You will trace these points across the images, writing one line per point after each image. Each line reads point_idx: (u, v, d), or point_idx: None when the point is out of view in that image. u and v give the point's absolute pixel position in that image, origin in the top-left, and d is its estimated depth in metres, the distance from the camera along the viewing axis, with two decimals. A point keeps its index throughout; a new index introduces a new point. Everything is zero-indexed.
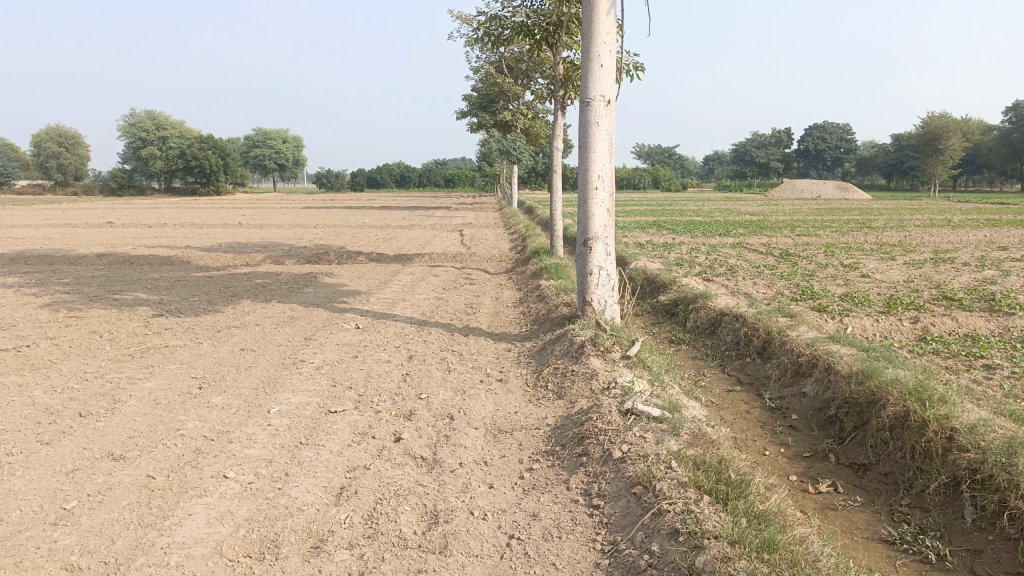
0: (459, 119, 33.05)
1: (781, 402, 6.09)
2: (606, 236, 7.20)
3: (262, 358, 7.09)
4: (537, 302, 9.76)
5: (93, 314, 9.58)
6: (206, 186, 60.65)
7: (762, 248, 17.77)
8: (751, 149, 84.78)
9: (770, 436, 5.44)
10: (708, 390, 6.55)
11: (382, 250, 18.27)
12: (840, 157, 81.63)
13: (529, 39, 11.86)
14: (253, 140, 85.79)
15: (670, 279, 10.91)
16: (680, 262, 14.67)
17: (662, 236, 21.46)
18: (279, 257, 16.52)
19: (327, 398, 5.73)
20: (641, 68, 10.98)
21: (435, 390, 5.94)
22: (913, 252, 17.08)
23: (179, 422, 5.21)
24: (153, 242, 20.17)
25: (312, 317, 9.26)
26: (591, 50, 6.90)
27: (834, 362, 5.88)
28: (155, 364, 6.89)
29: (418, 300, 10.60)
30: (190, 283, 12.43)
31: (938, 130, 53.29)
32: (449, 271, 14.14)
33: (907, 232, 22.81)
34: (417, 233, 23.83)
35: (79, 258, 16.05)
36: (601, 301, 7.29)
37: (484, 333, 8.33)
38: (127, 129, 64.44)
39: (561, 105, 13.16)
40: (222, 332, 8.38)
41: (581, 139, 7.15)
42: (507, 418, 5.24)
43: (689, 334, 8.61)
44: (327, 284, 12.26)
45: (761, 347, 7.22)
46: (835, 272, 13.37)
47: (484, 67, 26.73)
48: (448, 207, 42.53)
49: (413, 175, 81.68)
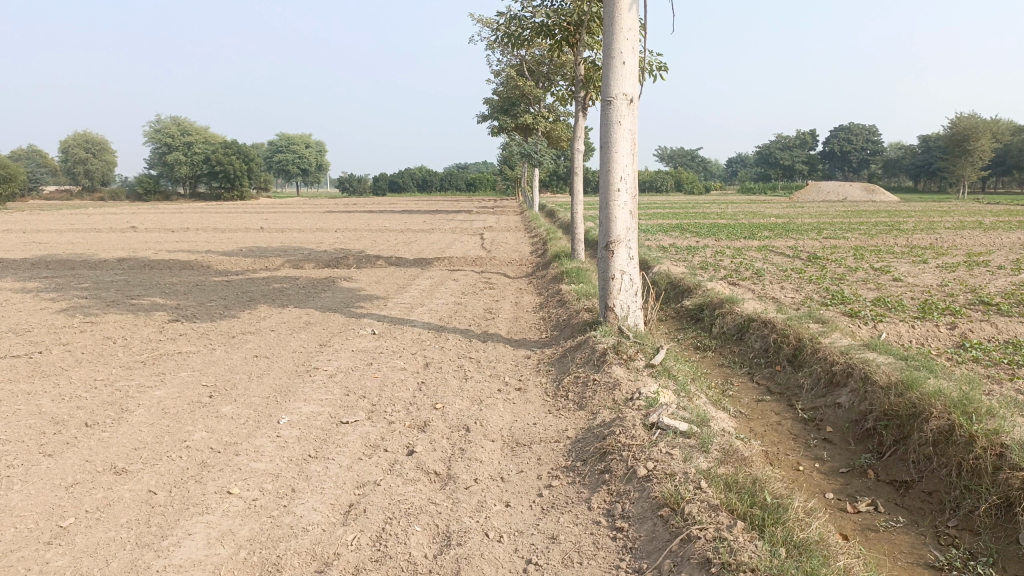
0: (481, 122, 32.89)
1: (814, 413, 5.80)
2: (629, 239, 6.94)
3: (276, 365, 6.91)
4: (557, 307, 9.52)
5: (109, 319, 9.49)
6: (230, 191, 61.08)
7: (789, 251, 17.38)
8: (775, 151, 83.89)
9: (804, 450, 5.16)
10: (736, 400, 6.27)
11: (402, 254, 18.13)
12: (866, 158, 80.50)
13: (550, 39, 11.63)
14: (277, 145, 86.46)
15: (694, 283, 10.62)
16: (704, 266, 14.36)
17: (686, 239, 21.13)
18: (299, 261, 16.42)
19: (339, 408, 5.53)
20: (665, 68, 10.71)
21: (451, 399, 5.72)
22: (945, 255, 16.61)
23: (185, 434, 5.03)
24: (174, 247, 20.19)
25: (328, 322, 9.09)
26: (613, 46, 6.66)
27: (870, 371, 5.58)
28: (166, 371, 6.73)
29: (436, 305, 10.39)
30: (207, 288, 12.32)
31: (967, 130, 52.27)
32: (469, 275, 13.92)
33: (937, 235, 22.28)
34: (438, 237, 23.68)
35: (99, 263, 16.05)
36: (624, 307, 7.02)
37: (503, 339, 8.10)
38: (152, 135, 65.06)
39: (582, 106, 12.91)
40: (236, 338, 8.22)
41: (603, 139, 6.91)
42: (526, 429, 5.00)
43: (715, 341, 8.33)
44: (345, 289, 12.10)
45: (791, 354, 6.92)
46: (865, 276, 12.97)
47: (505, 70, 26.58)
48: (469, 211, 42.38)
49: (434, 179, 81.79)
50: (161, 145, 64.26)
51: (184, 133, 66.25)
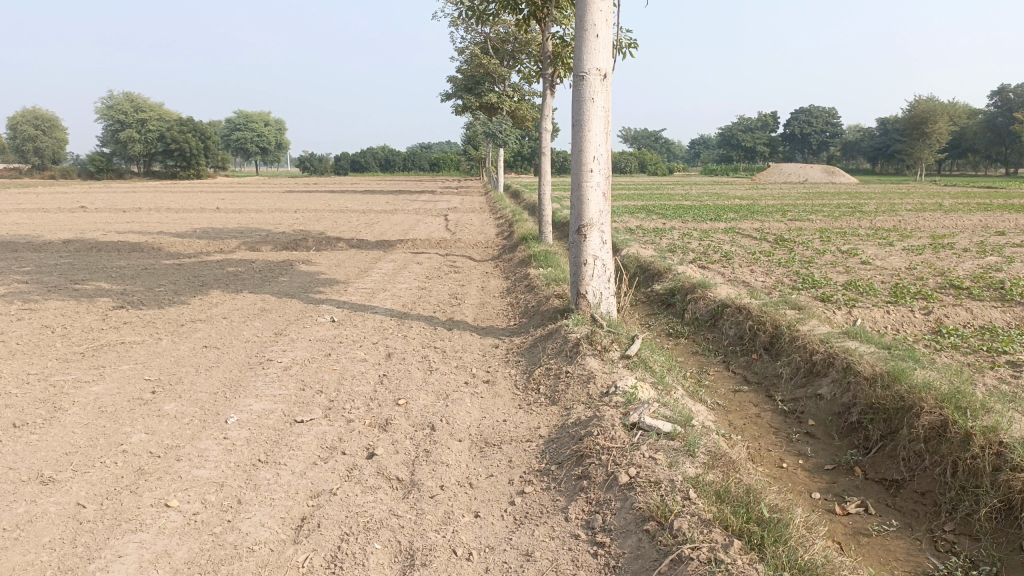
0: (444, 101, 32.25)
1: (795, 405, 5.57)
2: (602, 223, 6.61)
3: (226, 357, 6.46)
4: (526, 292, 9.18)
5: (49, 306, 8.89)
6: (187, 170, 59.37)
7: (757, 234, 17.27)
8: (737, 133, 84.41)
9: (787, 445, 4.91)
10: (713, 391, 6.02)
11: (363, 236, 17.60)
12: (826, 141, 81.29)
13: (517, 14, 11.18)
14: (235, 123, 84.45)
15: (665, 266, 10.37)
16: (673, 249, 14.14)
17: (653, 221, 20.94)
18: (256, 243, 15.82)
19: (293, 405, 5.12)
20: (635, 46, 10.34)
21: (415, 394, 5.35)
22: (910, 237, 16.62)
23: (122, 436, 4.59)
24: (125, 228, 19.38)
25: (285, 309, 8.62)
26: (586, 18, 6.29)
27: (854, 362, 5.35)
28: (106, 365, 6.24)
29: (399, 290, 9.99)
30: (157, 272, 11.72)
31: (925, 113, 53.02)
32: (433, 258, 13.49)
33: (900, 217, 22.38)
34: (401, 218, 23.17)
35: (44, 245, 15.26)
36: (597, 294, 6.70)
37: (469, 326, 7.73)
38: (104, 112, 62.90)
39: (550, 85, 12.51)
40: (186, 326, 7.73)
41: (575, 116, 6.54)
42: (495, 428, 4.67)
43: (687, 327, 8.07)
44: (303, 273, 11.60)
45: (768, 342, 6.68)
46: (834, 259, 12.85)
47: (468, 48, 26.03)
48: (433, 192, 41.78)
49: (397, 159, 80.64)
50: (113, 122, 62.10)
51: (138, 110, 64.14)
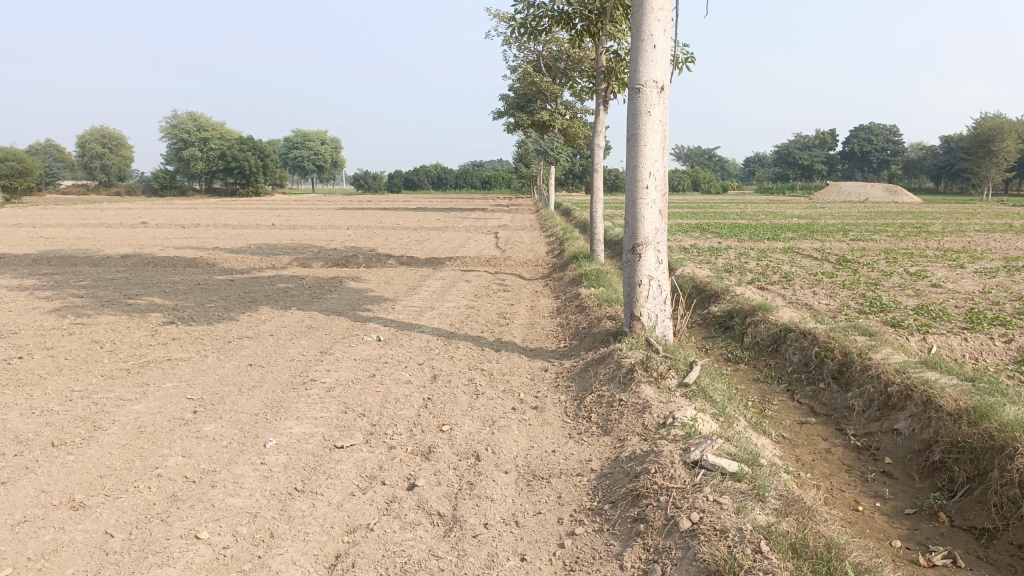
0: (496, 119, 32.30)
1: (869, 440, 5.17)
2: (658, 241, 6.31)
3: (270, 376, 6.32)
4: (576, 313, 8.90)
5: (101, 321, 8.94)
6: (245, 187, 60.77)
7: (816, 254, 16.67)
8: (794, 151, 82.80)
9: (861, 486, 4.52)
10: (778, 422, 5.63)
11: (413, 253, 17.55)
12: (887, 159, 79.17)
13: (570, 29, 10.98)
14: (292, 142, 86.37)
15: (722, 287, 9.97)
16: (729, 269, 13.69)
17: (707, 240, 20.44)
18: (307, 259, 15.88)
19: (333, 429, 4.93)
20: (693, 60, 10.02)
21: (460, 420, 5.11)
22: (981, 259, 15.82)
23: (159, 459, 4.45)
24: (182, 244, 19.70)
25: (331, 327, 8.49)
26: (643, 28, 6.03)
27: (935, 395, 4.94)
28: (150, 382, 6.15)
29: (447, 308, 9.80)
30: (209, 287, 11.77)
31: (992, 131, 51.13)
32: (482, 276, 13.29)
33: (969, 238, 21.43)
34: (451, 235, 23.10)
35: (103, 260, 15.55)
36: (652, 316, 6.39)
37: (518, 348, 7.47)
38: (168, 131, 64.95)
39: (603, 101, 12.26)
40: (232, 343, 7.65)
41: (631, 130, 6.26)
42: (543, 459, 4.39)
43: (747, 352, 7.68)
44: (352, 290, 11.52)
45: (837, 370, 6.27)
46: (901, 282, 12.24)
47: (520, 66, 26.03)
48: (484, 209, 41.75)
49: (449, 176, 81.21)
50: (177, 141, 63.99)
51: (199, 129, 65.98)
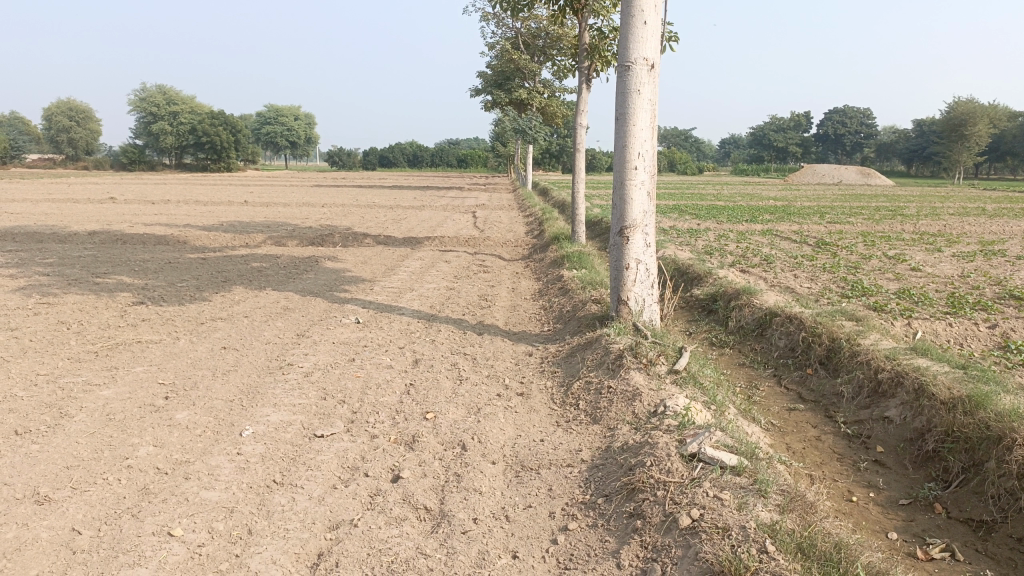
0: (473, 96, 31.89)
1: (860, 428, 5.10)
2: (646, 224, 6.16)
3: (245, 360, 6.10)
4: (559, 295, 8.75)
5: (68, 300, 8.62)
6: (217, 162, 59.73)
7: (795, 236, 16.67)
8: (770, 133, 83.08)
9: (854, 475, 4.45)
10: (767, 410, 5.54)
11: (390, 232, 17.27)
12: (860, 142, 79.83)
13: (553, 5, 10.71)
14: (265, 117, 84.90)
15: (705, 270, 9.87)
16: (710, 251, 13.62)
17: (686, 221, 20.37)
18: (282, 238, 15.55)
19: (312, 417, 4.74)
20: (677, 39, 9.83)
21: (444, 407, 4.95)
22: (957, 242, 15.91)
23: (129, 449, 4.24)
24: (152, 220, 19.22)
25: (308, 309, 8.26)
26: (633, 3, 5.84)
27: (927, 383, 4.87)
28: (119, 366, 5.91)
29: (427, 290, 9.60)
30: (181, 266, 11.44)
31: (964, 115, 51.56)
32: (461, 256, 13.08)
33: (943, 221, 21.62)
34: (428, 214, 22.79)
35: (69, 237, 15.08)
36: (639, 300, 6.25)
37: (501, 331, 7.31)
38: (138, 104, 63.51)
39: (586, 79, 12.03)
40: (205, 325, 7.40)
41: (619, 109, 6.09)
42: (532, 449, 4.25)
43: (732, 336, 7.59)
44: (328, 270, 11.27)
45: (825, 356, 6.20)
46: (881, 265, 12.25)
47: (499, 43, 25.65)
48: (461, 188, 41.41)
49: (425, 154, 80.46)
50: (146, 115, 62.57)
51: (169, 103, 64.50)
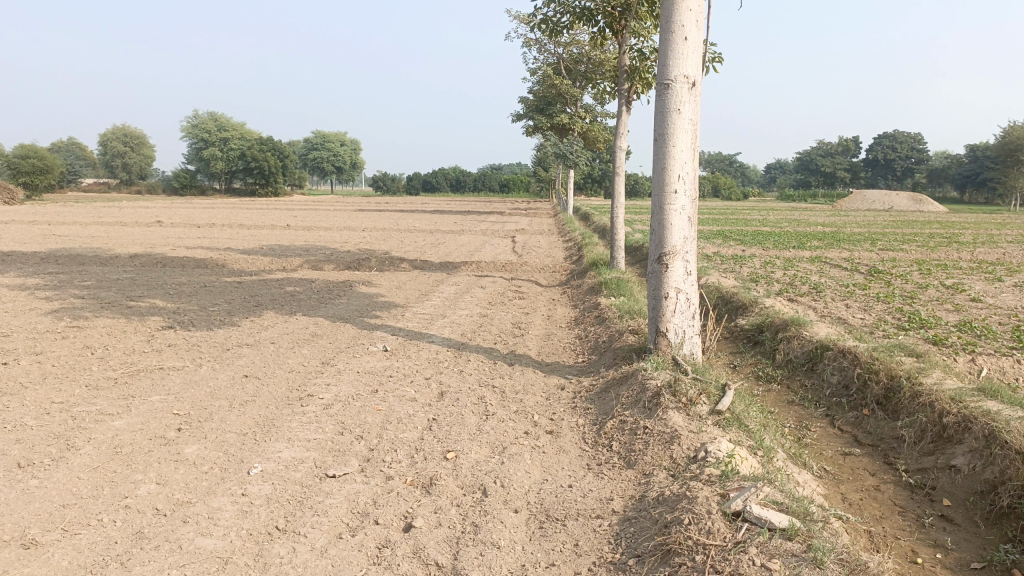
0: (515, 121, 31.82)
1: (924, 478, 4.62)
2: (687, 251, 5.79)
3: (265, 389, 5.86)
4: (596, 324, 8.39)
5: (97, 324, 8.54)
6: (265, 187, 60.87)
7: (845, 264, 16.06)
8: (816, 158, 81.69)
9: (918, 533, 3.99)
10: (818, 454, 5.09)
11: (427, 256, 17.10)
12: (911, 167, 78.00)
13: (592, 26, 10.44)
14: (312, 143, 86.50)
15: (749, 298, 9.43)
16: (755, 278, 13.14)
17: (731, 247, 19.86)
18: (318, 262, 15.48)
19: (327, 454, 4.45)
20: (721, 59, 9.49)
21: (467, 446, 4.62)
22: (1018, 272, 15.11)
23: (129, 486, 3.99)
24: (194, 244, 19.38)
25: (336, 335, 8.03)
26: (674, 19, 5.53)
27: (999, 429, 4.38)
28: (136, 395, 5.72)
29: (459, 317, 9.32)
30: (215, 290, 11.35)
31: (1021, 140, 49.89)
32: (497, 282, 12.81)
33: (1002, 249, 20.69)
34: (467, 239, 22.64)
35: (111, 259, 15.22)
36: (679, 332, 5.87)
37: (533, 362, 6.98)
38: (189, 130, 65.16)
39: (626, 101, 11.73)
40: (229, 351, 7.21)
41: (658, 130, 5.76)
42: (558, 495, 3.89)
43: (780, 370, 7.14)
44: (361, 295, 11.07)
45: (882, 395, 5.73)
46: (938, 295, 11.62)
47: (541, 68, 25.56)
48: (502, 212, 41.47)
49: (468, 179, 80.90)
50: (198, 140, 64.11)
51: (220, 129, 65.92)
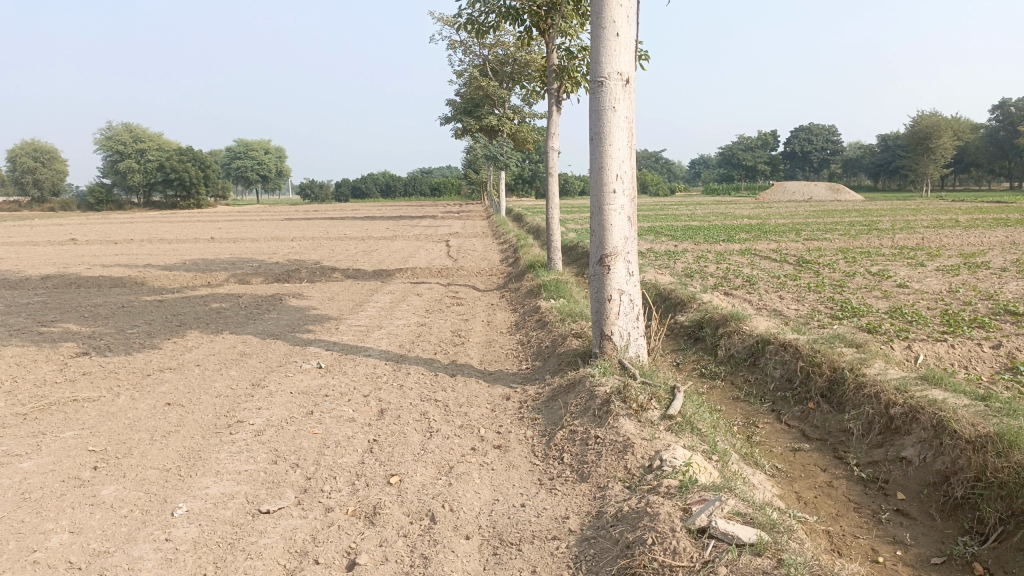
0: (444, 124, 31.48)
1: (875, 472, 4.59)
2: (628, 251, 5.67)
3: (190, 418, 5.47)
4: (537, 329, 8.23)
5: (4, 354, 7.91)
6: (187, 199, 58.78)
7: (775, 255, 16.34)
8: (738, 152, 83.82)
9: (877, 530, 3.93)
10: (770, 453, 5.02)
11: (360, 265, 16.67)
12: (828, 158, 80.75)
13: (518, 25, 10.26)
14: (235, 152, 84.18)
15: (688, 294, 9.41)
16: (691, 274, 13.21)
17: (664, 243, 20.03)
18: (246, 275, 14.89)
19: (260, 487, 4.13)
20: (648, 57, 9.44)
21: (411, 468, 4.36)
22: (938, 256, 15.63)
23: (38, 538, 3.60)
24: (111, 261, 18.43)
25: (267, 353, 7.64)
26: (604, 14, 5.40)
27: (947, 419, 4.37)
28: (46, 432, 5.25)
29: (396, 327, 9.02)
30: (135, 310, 10.74)
31: (929, 129, 52.14)
32: (434, 289, 12.53)
33: (920, 234, 21.46)
34: (400, 245, 22.23)
35: (20, 282, 14.30)
36: (623, 335, 5.74)
37: (476, 371, 6.75)
38: (103, 143, 62.46)
39: (556, 101, 11.60)
40: (151, 378, 6.74)
41: (593, 128, 5.62)
42: (511, 517, 3.68)
43: (723, 366, 7.10)
44: (292, 309, 10.64)
45: (827, 388, 5.71)
46: (867, 282, 11.88)
47: (467, 70, 25.32)
48: (434, 217, 41.02)
49: (398, 184, 79.95)
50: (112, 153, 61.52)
51: (136, 141, 63.39)
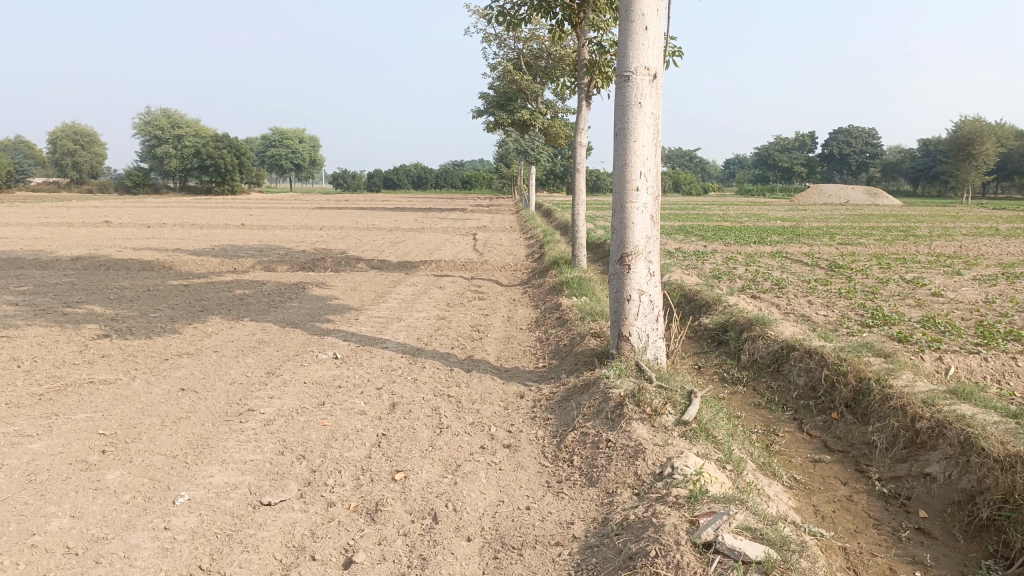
0: (476, 117, 31.41)
1: (898, 487, 4.42)
2: (650, 251, 5.53)
3: (203, 404, 5.45)
4: (557, 326, 8.11)
5: (28, 333, 8.00)
6: (221, 185, 59.47)
7: (806, 259, 16.02)
8: (774, 153, 82.69)
9: (896, 548, 3.77)
10: (789, 463, 4.86)
11: (386, 255, 16.67)
12: (866, 162, 79.33)
13: (549, 18, 10.11)
14: (270, 140, 85.04)
15: (713, 296, 9.22)
16: (718, 275, 13.00)
17: (693, 243, 19.77)
18: (272, 262, 14.95)
19: (263, 478, 4.09)
20: (680, 53, 9.24)
21: (417, 464, 4.29)
22: (975, 265, 15.22)
23: (39, 521, 3.58)
24: (142, 245, 18.64)
25: (285, 342, 7.63)
26: (633, 6, 5.25)
27: (975, 436, 4.19)
28: (60, 413, 5.26)
29: (416, 320, 8.97)
30: (159, 294, 10.81)
31: (971, 134, 50.93)
32: (457, 282, 12.46)
33: (958, 242, 20.92)
34: (428, 237, 22.23)
35: (52, 263, 14.53)
36: (642, 336, 5.61)
37: (492, 367, 6.66)
38: (141, 128, 63.42)
39: (586, 96, 11.45)
40: (167, 362, 6.76)
41: (618, 124, 5.48)
42: (515, 520, 3.58)
43: (745, 371, 6.93)
44: (314, 298, 10.64)
45: (851, 398, 5.53)
46: (900, 290, 11.58)
47: (500, 64, 25.21)
48: (464, 209, 41.00)
49: (430, 176, 80.14)
50: (150, 138, 62.44)
51: (173, 126, 64.25)
